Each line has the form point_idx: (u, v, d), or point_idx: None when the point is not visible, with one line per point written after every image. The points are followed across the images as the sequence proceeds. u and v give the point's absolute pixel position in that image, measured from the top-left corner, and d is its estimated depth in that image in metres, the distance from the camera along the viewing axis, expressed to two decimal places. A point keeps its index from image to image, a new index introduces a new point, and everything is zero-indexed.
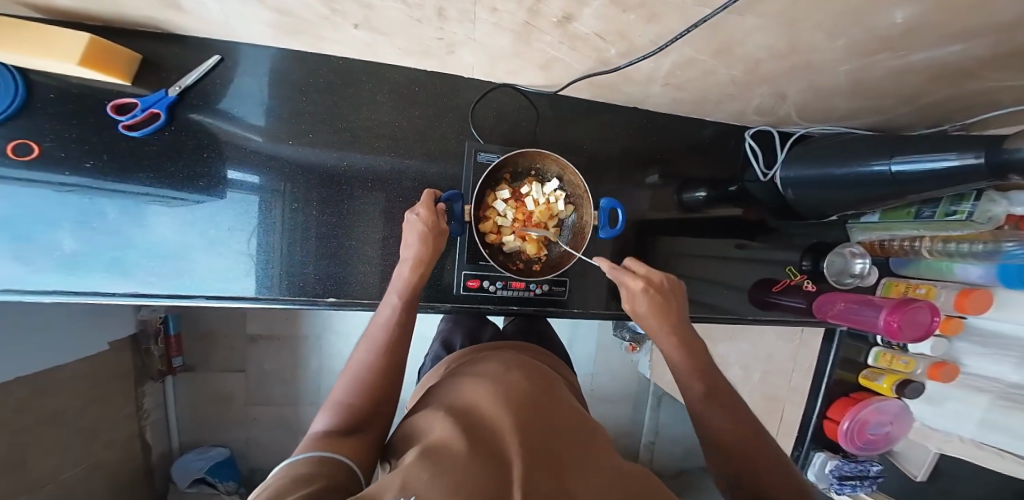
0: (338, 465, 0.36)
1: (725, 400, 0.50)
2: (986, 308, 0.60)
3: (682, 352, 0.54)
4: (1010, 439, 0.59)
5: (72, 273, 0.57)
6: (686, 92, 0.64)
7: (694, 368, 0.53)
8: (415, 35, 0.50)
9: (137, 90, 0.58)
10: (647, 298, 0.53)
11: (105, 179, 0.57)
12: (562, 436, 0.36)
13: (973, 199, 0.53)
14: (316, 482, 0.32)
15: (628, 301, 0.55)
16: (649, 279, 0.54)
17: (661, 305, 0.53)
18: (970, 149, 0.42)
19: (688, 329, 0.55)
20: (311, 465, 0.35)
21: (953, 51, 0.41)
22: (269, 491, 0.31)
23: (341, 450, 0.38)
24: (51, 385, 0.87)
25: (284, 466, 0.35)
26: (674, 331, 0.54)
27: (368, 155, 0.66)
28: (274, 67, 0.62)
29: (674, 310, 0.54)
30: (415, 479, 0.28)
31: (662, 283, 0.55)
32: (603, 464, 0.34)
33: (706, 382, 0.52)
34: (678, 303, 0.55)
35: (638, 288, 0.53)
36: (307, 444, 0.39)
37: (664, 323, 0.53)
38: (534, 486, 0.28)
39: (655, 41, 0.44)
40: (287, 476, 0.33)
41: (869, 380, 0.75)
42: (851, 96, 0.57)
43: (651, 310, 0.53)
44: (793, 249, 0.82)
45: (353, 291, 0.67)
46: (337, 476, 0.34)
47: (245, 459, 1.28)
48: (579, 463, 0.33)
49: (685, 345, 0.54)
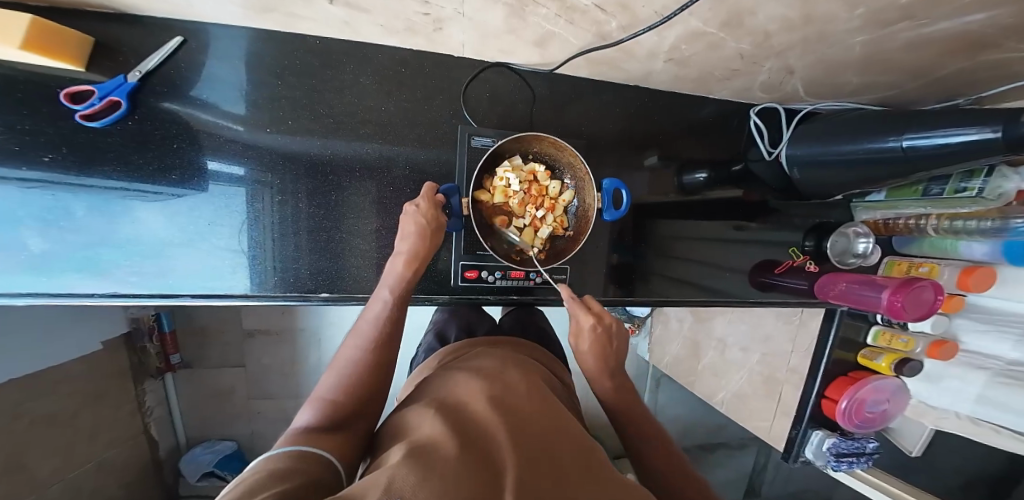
0: (314, 459, 0.35)
1: (645, 424, 0.54)
2: (989, 286, 0.60)
3: (613, 392, 0.57)
4: (1002, 413, 0.59)
5: (45, 276, 0.55)
6: (691, 69, 0.61)
7: (619, 400, 0.56)
8: (398, 11, 0.46)
9: (93, 76, 0.54)
10: (591, 335, 0.56)
11: (68, 174, 0.54)
12: (558, 441, 0.35)
13: (984, 177, 0.51)
14: (291, 479, 0.31)
15: (576, 351, 0.58)
16: (601, 317, 0.57)
17: (601, 345, 0.56)
18: (989, 123, 0.40)
19: (622, 373, 0.58)
20: (290, 460, 0.34)
21: (973, 20, 0.38)
22: (239, 489, 0.30)
23: (322, 446, 0.37)
24: (46, 387, 0.86)
25: (261, 461, 0.34)
26: (610, 375, 0.56)
27: (355, 143, 0.63)
28: (247, 50, 0.57)
29: (614, 352, 0.57)
30: (401, 482, 0.27)
31: (611, 325, 0.57)
32: (598, 473, 0.33)
33: (626, 412, 0.55)
34: (620, 346, 0.58)
35: (586, 326, 0.56)
36: (288, 439, 0.38)
37: (599, 366, 0.56)
38: (528, 491, 0.27)
39: (659, 12, 0.41)
40: (261, 472, 0.32)
41: (869, 360, 0.76)
42: (864, 69, 0.54)
43: (590, 344, 0.56)
44: (796, 230, 0.81)
45: (347, 286, 0.65)
46: (315, 473, 0.33)
47: (252, 451, 1.30)
48: (577, 475, 0.31)
49: (616, 383, 0.57)
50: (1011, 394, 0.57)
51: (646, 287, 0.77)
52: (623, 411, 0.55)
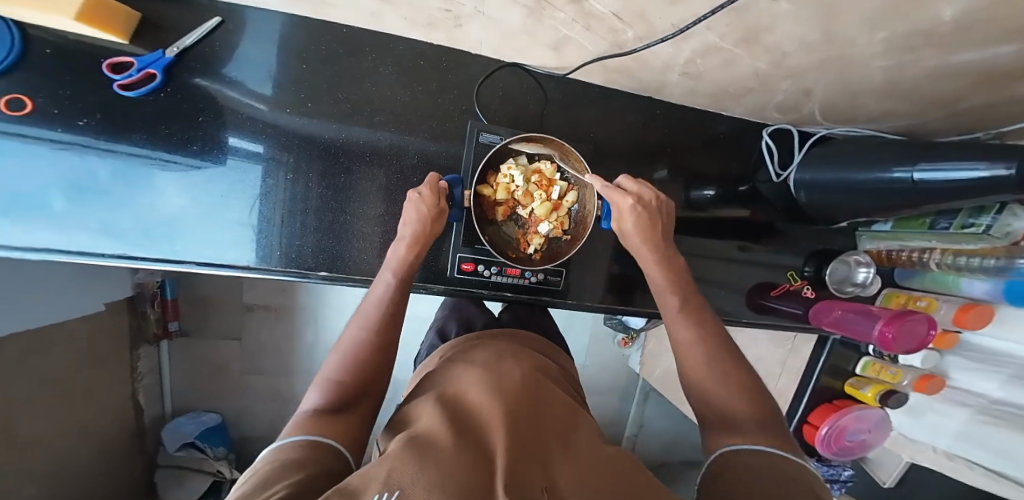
0: (324, 448, 0.36)
1: (696, 312, 0.51)
2: (985, 324, 0.60)
3: (664, 270, 0.55)
4: (984, 453, 0.60)
5: (59, 232, 0.56)
6: (705, 83, 0.61)
7: (669, 279, 0.54)
8: (421, 5, 0.47)
9: (135, 49, 0.56)
10: (638, 215, 0.55)
11: (97, 139, 0.56)
12: (557, 433, 0.36)
13: (994, 213, 0.50)
14: (305, 468, 0.32)
15: (621, 232, 0.58)
16: (641, 197, 0.57)
17: (645, 221, 0.55)
18: (1003, 160, 0.39)
19: (669, 248, 0.57)
20: (303, 449, 0.35)
21: (997, 52, 0.38)
22: (256, 479, 0.31)
23: (331, 432, 0.39)
24: (47, 344, 0.88)
25: (274, 450, 0.36)
26: (655, 251, 0.55)
27: (369, 129, 0.64)
28: (281, 34, 0.59)
29: (659, 227, 0.57)
30: (400, 473, 0.27)
31: (652, 202, 0.57)
32: (596, 460, 0.33)
33: (681, 296, 0.52)
34: (664, 222, 0.58)
35: (628, 204, 0.55)
36: (296, 424, 0.39)
37: (646, 240, 0.55)
38: (520, 477, 0.28)
39: (676, 24, 0.42)
40: (278, 461, 0.33)
41: (856, 389, 0.76)
42: (881, 96, 0.54)
43: (635, 223, 0.55)
44: (798, 254, 0.81)
45: (347, 267, 0.67)
46: (326, 462, 0.35)
47: (237, 425, 1.31)
48: (570, 461, 0.32)
49: (666, 262, 0.55)
50: (994, 434, 0.58)
51: (642, 297, 0.78)
52: (676, 295, 0.52)
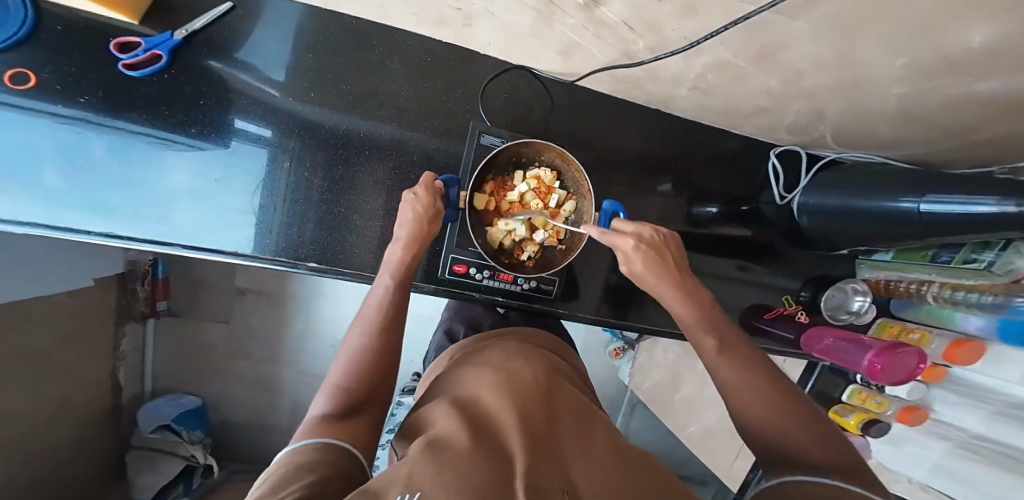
0: (338, 451, 0.36)
1: (732, 342, 0.48)
2: (977, 361, 0.58)
3: (692, 309, 0.49)
4: (955, 485, 0.61)
5: (43, 206, 0.54)
6: (714, 99, 0.60)
7: (694, 313, 0.49)
8: (432, 2, 0.47)
9: (144, 29, 0.57)
10: (649, 259, 0.49)
11: (98, 115, 0.56)
12: (574, 436, 0.36)
13: (998, 249, 0.49)
14: (318, 471, 0.33)
15: (632, 276, 0.52)
16: (641, 235, 0.51)
17: (654, 259, 0.50)
18: (1013, 196, 0.38)
19: (688, 278, 0.51)
20: (315, 451, 0.35)
21: (1017, 86, 0.37)
22: (272, 481, 0.32)
23: (344, 435, 0.39)
24: (28, 314, 0.86)
25: (288, 453, 0.36)
26: (677, 287, 0.50)
27: (372, 122, 0.64)
28: (297, 23, 0.59)
29: (672, 261, 0.51)
30: (421, 474, 0.28)
31: (654, 238, 0.52)
32: (617, 466, 0.33)
33: (716, 335, 0.48)
34: (676, 255, 0.52)
35: (630, 247, 0.49)
36: (307, 429, 0.39)
37: (661, 281, 0.50)
38: (539, 477, 0.28)
39: (687, 37, 0.41)
40: (292, 464, 0.34)
41: (839, 415, 0.75)
42: (893, 123, 0.53)
43: (644, 267, 0.49)
44: (796, 277, 0.80)
45: (339, 261, 0.65)
46: (341, 464, 0.35)
47: (217, 409, 1.30)
48: (588, 461, 0.33)
49: (689, 296, 0.50)
50: (968, 468, 0.59)
51: (638, 311, 0.77)
52: (711, 334, 0.48)
